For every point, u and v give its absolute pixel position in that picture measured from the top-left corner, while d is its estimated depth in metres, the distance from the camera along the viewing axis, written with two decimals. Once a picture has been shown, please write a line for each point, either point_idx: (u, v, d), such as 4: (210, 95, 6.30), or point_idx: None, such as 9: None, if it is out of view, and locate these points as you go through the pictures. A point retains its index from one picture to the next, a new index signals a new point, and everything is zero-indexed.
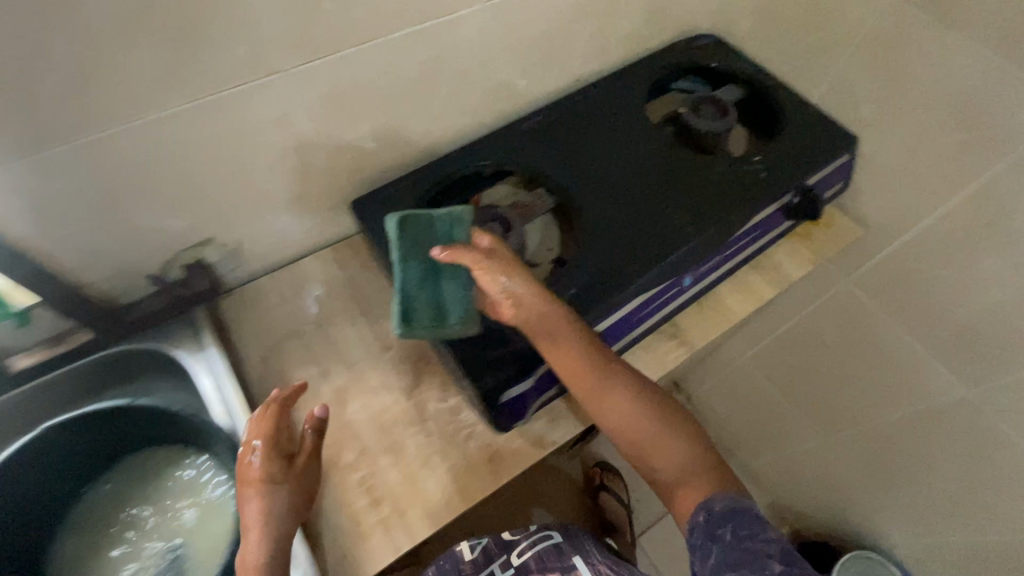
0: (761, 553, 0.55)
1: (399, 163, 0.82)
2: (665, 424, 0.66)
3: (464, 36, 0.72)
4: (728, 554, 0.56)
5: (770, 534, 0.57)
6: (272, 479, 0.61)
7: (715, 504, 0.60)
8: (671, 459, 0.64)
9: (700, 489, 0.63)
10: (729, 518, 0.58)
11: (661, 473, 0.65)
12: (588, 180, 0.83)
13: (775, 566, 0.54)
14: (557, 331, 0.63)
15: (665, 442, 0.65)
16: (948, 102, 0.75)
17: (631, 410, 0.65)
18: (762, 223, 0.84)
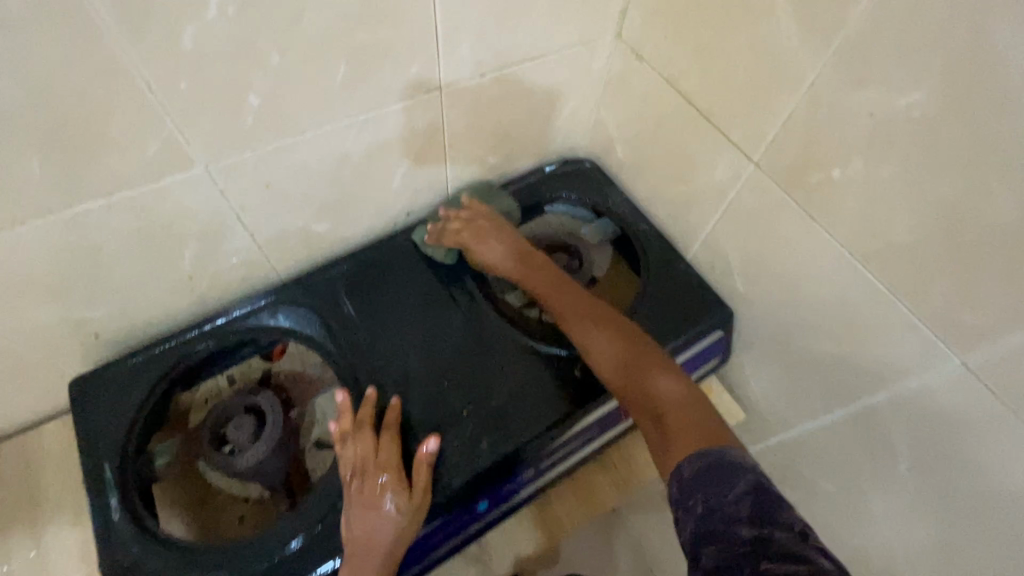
0: (731, 520, 0.40)
1: (155, 324, 0.66)
2: (648, 363, 0.57)
3: (201, 200, 0.55)
4: (700, 525, 0.41)
5: (739, 491, 0.41)
6: (389, 499, 0.55)
7: (686, 469, 0.46)
8: (657, 401, 0.54)
9: (688, 434, 0.49)
10: (703, 479, 0.44)
11: (646, 408, 0.54)
12: (382, 353, 0.66)
13: (744, 534, 0.39)
14: (509, 263, 0.68)
15: (640, 375, 0.56)
16: (818, 308, 0.58)
17: (624, 357, 0.58)
18: (602, 423, 0.66)
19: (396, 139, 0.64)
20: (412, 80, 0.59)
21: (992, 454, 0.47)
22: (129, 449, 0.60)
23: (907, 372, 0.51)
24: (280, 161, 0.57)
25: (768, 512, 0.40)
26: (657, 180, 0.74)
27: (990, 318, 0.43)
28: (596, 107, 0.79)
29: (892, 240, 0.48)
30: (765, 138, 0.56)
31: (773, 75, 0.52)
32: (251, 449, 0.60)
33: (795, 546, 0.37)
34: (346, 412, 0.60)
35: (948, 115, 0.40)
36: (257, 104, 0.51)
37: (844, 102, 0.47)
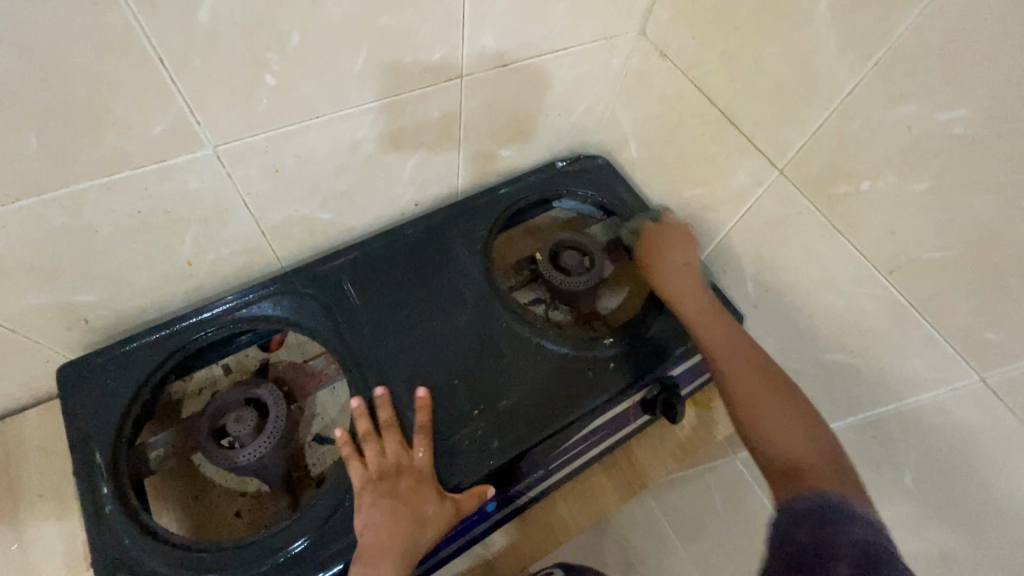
0: (831, 555, 0.40)
1: (148, 311, 0.63)
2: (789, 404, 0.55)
3: (206, 183, 0.52)
4: (798, 557, 0.42)
5: (850, 538, 0.41)
6: (419, 504, 0.54)
7: (798, 504, 0.45)
8: (788, 450, 0.51)
9: (824, 483, 0.47)
10: (816, 517, 0.44)
11: (774, 452, 0.52)
12: (386, 350, 0.64)
13: (840, 572, 0.39)
14: (677, 273, 0.67)
15: (780, 413, 0.54)
16: (834, 319, 0.58)
17: (761, 390, 0.56)
18: (607, 423, 0.66)
19: (411, 128, 0.61)
20: (433, 68, 0.56)
21: (1002, 471, 0.48)
22: (122, 443, 0.57)
23: (921, 386, 0.52)
24: (291, 147, 0.54)
25: (878, 562, 0.39)
26: (673, 181, 0.73)
27: (1014, 339, 0.43)
28: (612, 103, 0.77)
29: (919, 256, 0.48)
30: (791, 147, 0.55)
31: (805, 83, 0.51)
32: (253, 444, 0.58)
33: None
34: (388, 404, 0.59)
35: (990, 135, 0.40)
36: (274, 85, 0.48)
37: (880, 115, 0.46)
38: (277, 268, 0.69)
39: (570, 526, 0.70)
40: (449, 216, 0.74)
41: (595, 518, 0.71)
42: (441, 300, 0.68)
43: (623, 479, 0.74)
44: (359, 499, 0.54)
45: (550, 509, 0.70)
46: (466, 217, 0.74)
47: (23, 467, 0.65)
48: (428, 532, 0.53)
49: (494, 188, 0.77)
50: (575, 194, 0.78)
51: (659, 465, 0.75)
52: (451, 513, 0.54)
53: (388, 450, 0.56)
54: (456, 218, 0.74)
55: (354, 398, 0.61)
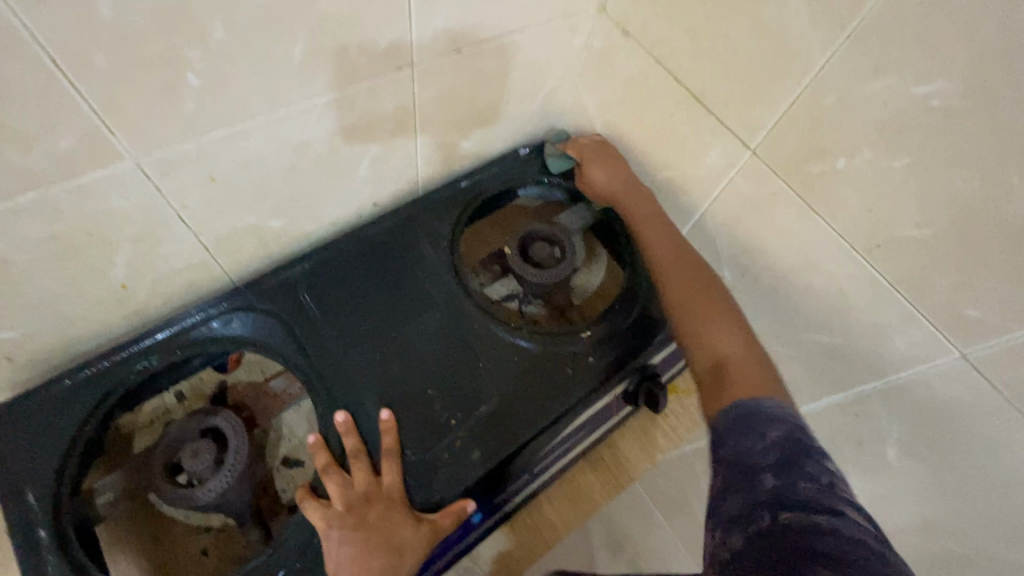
0: (753, 468, 0.38)
1: (82, 342, 0.57)
2: (723, 308, 0.56)
3: (132, 199, 0.47)
4: (725, 473, 0.39)
5: (768, 441, 0.39)
6: (395, 530, 0.50)
7: (731, 412, 0.44)
8: (722, 350, 0.52)
9: (744, 385, 0.47)
10: (739, 426, 0.42)
11: (705, 358, 0.52)
12: (354, 363, 0.60)
13: (767, 482, 0.37)
14: (603, 162, 0.69)
15: (710, 322, 0.55)
16: (813, 299, 0.57)
17: (704, 302, 0.56)
18: (589, 420, 0.64)
19: (361, 123, 0.56)
20: (380, 57, 0.51)
21: (986, 443, 0.48)
22: (63, 492, 0.52)
23: (902, 364, 0.52)
24: (227, 153, 0.49)
25: (798, 459, 0.38)
26: (643, 164, 0.71)
27: (997, 314, 0.43)
28: (575, 85, 0.74)
29: (898, 234, 0.47)
30: (764, 126, 0.53)
31: (776, 58, 0.49)
32: (213, 479, 0.53)
33: (814, 495, 0.35)
34: (351, 431, 0.55)
35: (970, 108, 0.38)
36: (198, 85, 0.42)
37: (856, 91, 0.44)
38: (227, 283, 0.64)
39: (562, 529, 0.68)
40: (412, 214, 0.69)
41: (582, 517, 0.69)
42: (410, 305, 0.64)
43: (609, 474, 0.72)
44: (327, 535, 0.50)
45: (540, 512, 0.68)
46: (430, 214, 0.70)
47: None
48: (409, 558, 0.50)
49: (457, 181, 0.73)
50: (542, 182, 0.75)
51: (647, 456, 0.73)
52: (428, 538, 0.51)
53: (354, 480, 0.53)
54: (419, 216, 0.69)
55: (322, 418, 0.57)
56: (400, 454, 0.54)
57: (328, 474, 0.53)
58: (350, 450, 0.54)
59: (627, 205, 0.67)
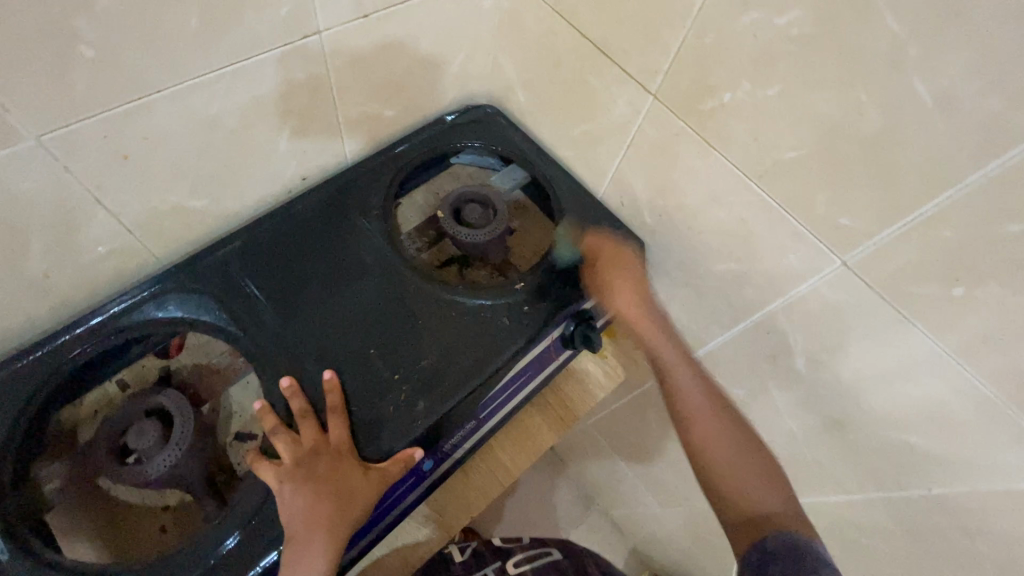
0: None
1: (9, 337, 0.56)
2: (740, 434, 0.60)
3: (40, 180, 0.46)
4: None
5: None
6: (344, 481, 0.53)
7: (769, 543, 0.52)
8: (766, 500, 0.56)
9: (782, 515, 0.55)
10: (787, 559, 0.50)
11: (748, 504, 0.56)
12: (294, 332, 0.61)
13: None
14: (620, 286, 0.69)
15: (742, 456, 0.59)
16: (720, 231, 0.62)
17: (724, 428, 0.60)
18: (531, 364, 0.67)
19: (276, 95, 0.57)
20: (286, 24, 0.52)
21: (872, 339, 0.54)
22: (4, 486, 0.52)
23: (798, 279, 0.57)
24: (137, 128, 0.49)
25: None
26: (562, 120, 0.74)
27: (864, 220, 0.48)
28: (492, 49, 0.76)
29: (780, 158, 0.51)
30: (660, 70, 0.57)
31: (663, 3, 0.52)
32: (161, 456, 0.55)
33: None
34: (297, 393, 0.56)
35: (821, 32, 0.43)
36: (93, 58, 0.42)
37: (730, 27, 0.48)
38: (157, 267, 0.63)
39: (512, 469, 0.70)
40: (341, 186, 0.70)
41: (534, 456, 0.72)
42: (346, 272, 0.65)
43: (556, 415, 0.74)
44: (280, 491, 0.53)
45: (489, 456, 0.70)
46: (361, 184, 0.71)
47: None
48: (360, 506, 0.54)
49: (384, 151, 0.74)
50: (469, 146, 0.77)
51: (588, 395, 0.76)
52: (377, 485, 0.54)
53: (303, 438, 0.55)
54: (348, 188, 0.71)
55: (266, 387, 0.59)
56: (346, 411, 0.57)
57: (277, 435, 0.55)
58: (297, 413, 0.56)
59: (621, 278, 0.70)
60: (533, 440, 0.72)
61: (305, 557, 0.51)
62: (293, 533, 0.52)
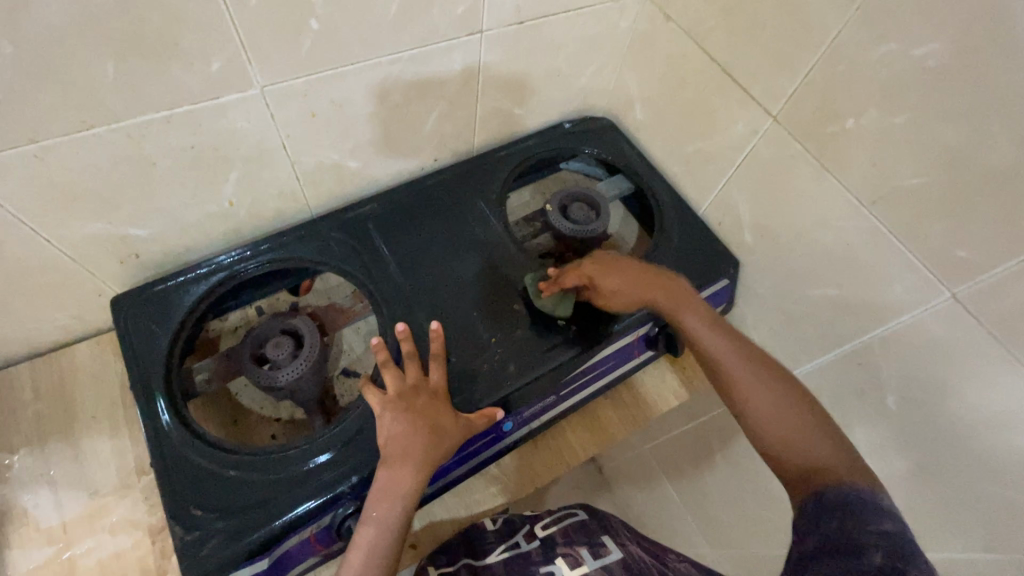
0: (859, 545, 0.43)
1: (192, 249, 0.68)
2: (790, 398, 0.56)
3: (252, 122, 0.58)
4: (824, 540, 0.45)
5: (880, 527, 0.43)
6: (439, 419, 0.58)
7: (827, 495, 0.47)
8: (806, 447, 0.52)
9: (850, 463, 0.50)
10: (840, 511, 0.46)
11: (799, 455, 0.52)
12: (410, 286, 0.69)
13: (874, 559, 0.41)
14: (627, 287, 0.65)
15: (788, 421, 0.54)
16: (823, 254, 0.63)
17: (766, 390, 0.57)
18: (615, 354, 0.70)
19: (436, 80, 0.67)
20: (459, 21, 0.62)
21: (976, 380, 0.53)
22: (171, 366, 0.62)
23: (902, 309, 0.57)
24: (330, 92, 0.60)
25: (903, 553, 0.42)
26: (675, 136, 0.78)
27: (981, 252, 0.49)
28: (619, 67, 0.83)
29: (899, 184, 0.53)
30: (785, 94, 0.60)
31: (797, 32, 0.57)
32: (290, 366, 0.63)
33: None
34: (408, 337, 0.62)
35: (957, 66, 0.46)
36: (317, 29, 0.53)
37: (863, 57, 0.52)
38: (307, 215, 0.74)
39: (578, 452, 0.74)
40: (467, 169, 0.79)
41: (600, 446, 0.74)
42: (460, 243, 0.73)
43: (628, 412, 0.77)
44: (381, 415, 0.58)
45: (559, 436, 0.74)
46: (483, 171, 0.80)
47: (76, 390, 0.69)
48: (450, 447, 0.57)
49: (506, 145, 0.82)
50: (581, 152, 0.84)
51: (661, 400, 0.78)
52: (464, 429, 0.59)
53: (407, 375, 0.60)
54: (472, 172, 0.79)
55: (380, 328, 0.66)
56: (445, 361, 0.63)
57: (386, 368, 0.61)
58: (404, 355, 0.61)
59: (606, 272, 0.67)
60: (602, 429, 0.75)
61: (393, 479, 0.55)
62: (387, 455, 0.56)
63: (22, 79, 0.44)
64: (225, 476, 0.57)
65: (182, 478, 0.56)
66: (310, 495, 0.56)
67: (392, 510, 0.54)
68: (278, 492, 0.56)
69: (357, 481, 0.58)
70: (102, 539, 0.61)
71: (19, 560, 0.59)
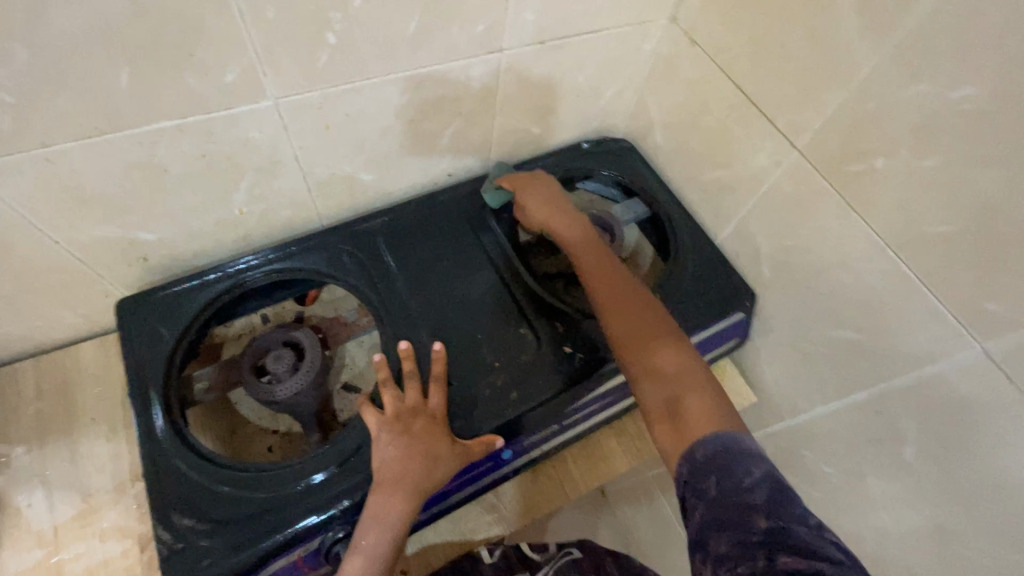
0: (743, 507, 0.39)
1: (200, 255, 0.67)
2: (681, 353, 0.54)
3: (265, 133, 0.57)
4: (711, 511, 0.40)
5: (752, 476, 0.40)
6: (435, 444, 0.57)
7: (699, 450, 0.44)
8: (683, 383, 0.51)
9: (703, 420, 0.47)
10: (716, 465, 0.42)
11: (665, 403, 0.50)
12: (415, 304, 0.68)
13: (759, 524, 0.38)
14: (554, 216, 0.69)
15: (676, 378, 0.51)
16: (844, 294, 0.61)
17: (659, 353, 0.54)
18: (622, 385, 0.68)
19: (452, 97, 0.66)
20: (478, 39, 0.61)
21: (1000, 439, 0.49)
22: (171, 374, 0.62)
23: (925, 359, 0.54)
24: (344, 105, 0.59)
25: (781, 504, 0.39)
26: (695, 162, 0.76)
27: (1014, 308, 0.46)
28: (641, 89, 0.81)
29: (928, 230, 0.51)
30: (811, 127, 0.58)
31: (827, 66, 0.55)
32: (291, 380, 0.62)
33: (807, 539, 0.36)
34: (410, 356, 0.61)
35: (996, 111, 0.43)
36: (333, 44, 0.53)
37: (896, 95, 0.50)
38: (317, 226, 0.73)
39: (579, 483, 0.72)
40: (481, 186, 0.78)
41: (603, 478, 0.72)
42: (470, 262, 0.72)
43: (633, 444, 0.75)
44: (377, 436, 0.57)
45: (561, 465, 0.72)
46: (497, 188, 0.78)
47: (78, 390, 0.69)
48: (444, 473, 0.56)
49: (521, 163, 0.81)
50: (598, 174, 0.82)
51: None
52: (460, 456, 0.57)
53: (406, 396, 0.59)
54: (485, 189, 0.78)
55: (383, 346, 0.65)
56: (446, 383, 0.61)
57: (386, 387, 0.60)
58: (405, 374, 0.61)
59: (534, 192, 0.72)
60: (606, 460, 0.73)
61: (384, 504, 0.54)
62: (380, 477, 0.55)
63: (35, 84, 0.44)
64: (217, 491, 0.56)
65: (174, 490, 0.55)
66: (302, 517, 0.55)
67: (381, 537, 0.53)
68: (268, 512, 0.55)
69: (350, 505, 0.56)
70: (91, 545, 0.60)
71: (9, 561, 0.59)
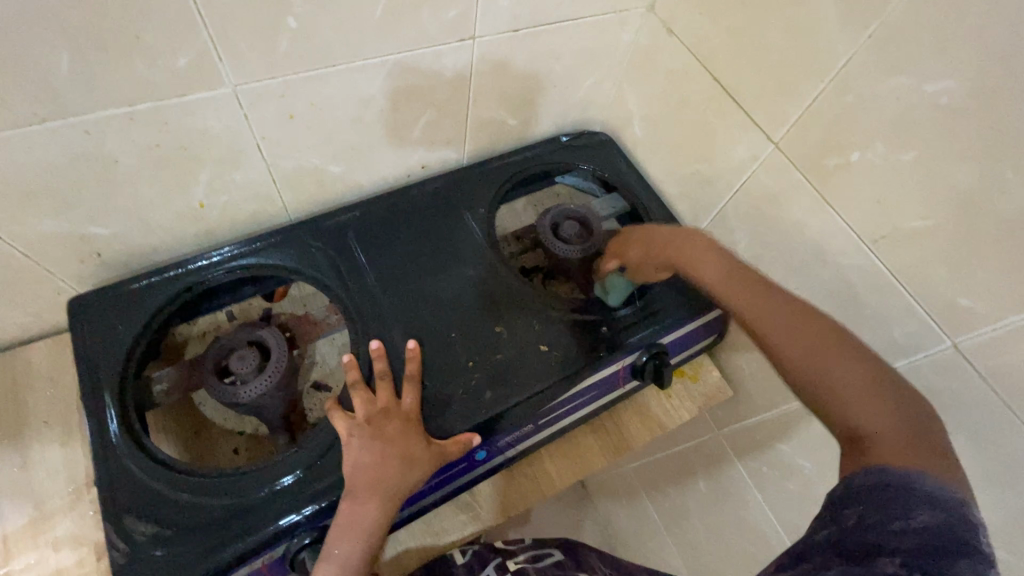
0: (880, 546, 0.37)
1: (159, 250, 0.64)
2: (841, 348, 0.49)
3: (225, 122, 0.54)
4: (842, 539, 0.39)
5: (910, 523, 0.37)
6: (407, 446, 0.55)
7: (856, 481, 0.41)
8: (859, 409, 0.46)
9: (882, 457, 0.42)
10: (868, 500, 0.40)
11: (840, 422, 0.47)
12: (385, 301, 0.66)
13: (889, 565, 0.36)
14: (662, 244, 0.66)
15: (845, 386, 0.47)
16: (820, 289, 0.60)
17: (824, 350, 0.49)
18: (597, 384, 0.67)
19: (426, 86, 0.64)
20: (451, 26, 0.59)
21: (970, 434, 0.50)
22: (127, 376, 0.59)
23: (899, 354, 0.54)
24: (310, 92, 0.56)
25: (936, 555, 0.36)
26: (674, 155, 0.75)
27: (987, 304, 0.46)
28: (619, 80, 0.80)
29: (902, 225, 0.50)
30: (788, 120, 0.58)
31: (804, 58, 0.54)
32: (255, 382, 0.60)
33: None
34: (382, 356, 0.60)
35: (971, 105, 0.43)
36: (295, 28, 0.50)
37: (873, 87, 0.49)
38: (284, 219, 0.71)
39: (555, 480, 0.71)
40: (454, 179, 0.76)
41: (579, 475, 0.71)
42: (443, 257, 0.70)
43: (611, 441, 0.74)
44: (349, 439, 0.56)
45: (537, 463, 0.71)
46: (471, 181, 0.76)
47: (30, 393, 0.65)
48: (418, 476, 0.55)
49: (499, 156, 0.80)
50: (576, 168, 0.80)
51: (645, 429, 0.75)
52: (434, 458, 0.55)
53: (378, 396, 0.58)
54: (459, 182, 0.76)
55: (353, 343, 0.63)
56: (419, 383, 0.60)
57: (357, 388, 0.58)
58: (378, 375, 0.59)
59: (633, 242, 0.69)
60: (582, 458, 0.72)
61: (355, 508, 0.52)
62: (351, 480, 0.54)
63: None
64: (175, 500, 0.53)
65: (130, 499, 0.53)
66: (267, 524, 0.53)
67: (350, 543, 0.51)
68: (229, 520, 0.53)
69: (315, 511, 0.54)
70: (44, 554, 0.57)
71: None
